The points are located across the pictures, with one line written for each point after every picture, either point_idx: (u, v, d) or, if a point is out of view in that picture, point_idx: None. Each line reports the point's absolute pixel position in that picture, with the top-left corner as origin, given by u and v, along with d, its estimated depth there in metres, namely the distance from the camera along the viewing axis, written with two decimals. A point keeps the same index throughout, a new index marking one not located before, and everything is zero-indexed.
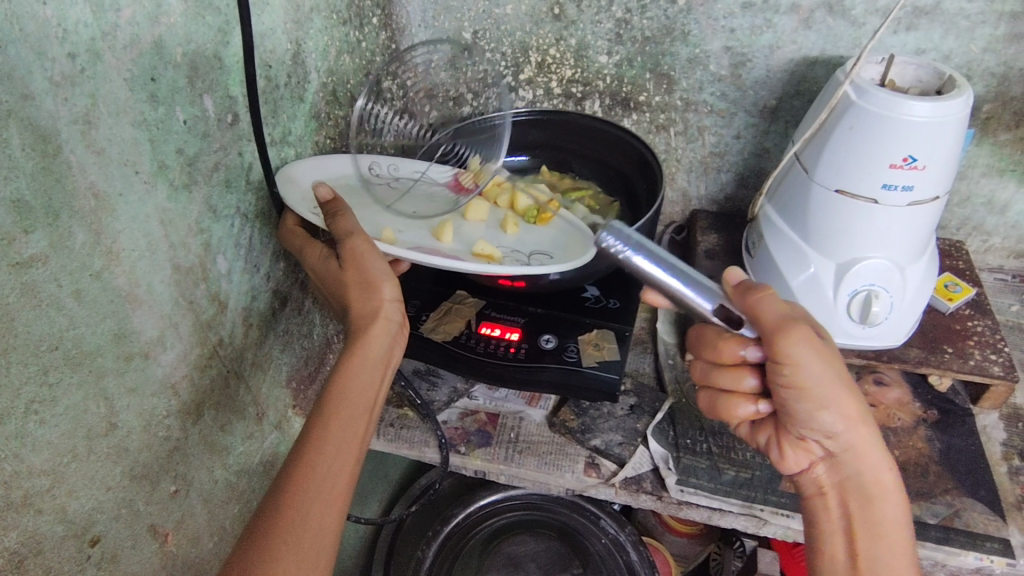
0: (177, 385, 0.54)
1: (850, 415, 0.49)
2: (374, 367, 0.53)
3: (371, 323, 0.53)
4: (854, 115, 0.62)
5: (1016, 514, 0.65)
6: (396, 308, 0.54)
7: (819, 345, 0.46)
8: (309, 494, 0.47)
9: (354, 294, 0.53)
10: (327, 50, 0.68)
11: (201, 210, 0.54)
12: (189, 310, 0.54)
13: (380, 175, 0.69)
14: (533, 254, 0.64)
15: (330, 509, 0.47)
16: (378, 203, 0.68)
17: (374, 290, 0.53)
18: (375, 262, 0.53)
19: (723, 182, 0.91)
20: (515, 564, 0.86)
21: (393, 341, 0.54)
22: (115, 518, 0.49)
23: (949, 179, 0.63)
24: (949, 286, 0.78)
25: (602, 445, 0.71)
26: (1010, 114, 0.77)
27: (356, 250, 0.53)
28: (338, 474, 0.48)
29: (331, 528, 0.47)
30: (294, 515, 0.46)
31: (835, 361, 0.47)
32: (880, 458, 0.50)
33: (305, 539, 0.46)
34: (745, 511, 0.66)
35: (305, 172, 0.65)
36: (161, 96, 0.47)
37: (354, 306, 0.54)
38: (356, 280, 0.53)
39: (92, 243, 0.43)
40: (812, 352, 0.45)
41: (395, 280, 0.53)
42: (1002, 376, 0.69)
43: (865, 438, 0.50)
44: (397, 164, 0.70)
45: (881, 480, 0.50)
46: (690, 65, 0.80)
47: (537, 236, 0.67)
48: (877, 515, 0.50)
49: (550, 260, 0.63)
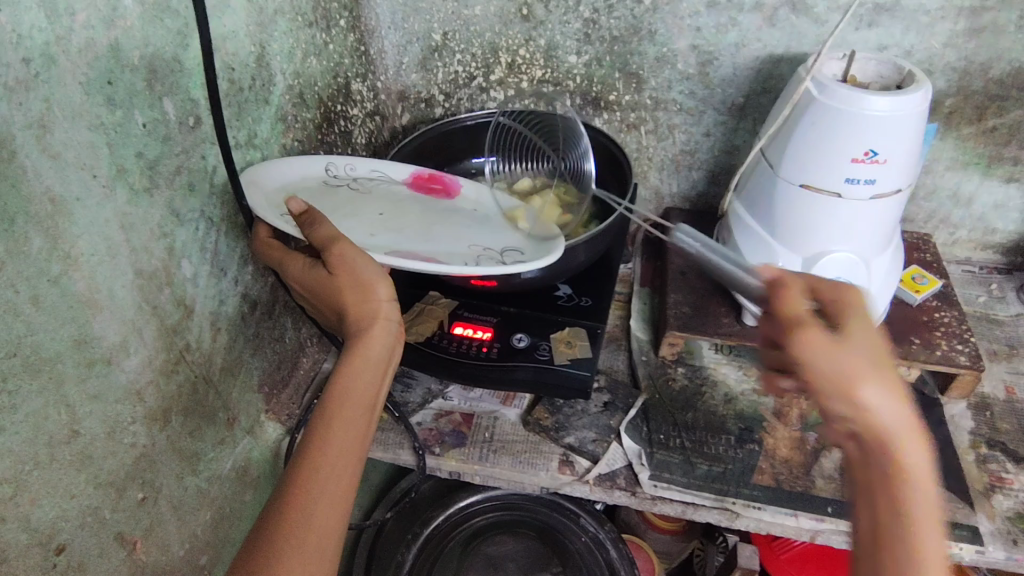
0: (143, 391, 0.53)
1: (877, 406, 0.39)
2: (375, 368, 0.52)
3: (370, 325, 0.53)
4: (816, 110, 0.63)
5: (984, 501, 0.66)
6: (394, 306, 0.53)
7: (830, 339, 0.41)
8: (312, 496, 0.46)
9: (351, 299, 0.52)
10: (293, 53, 0.68)
11: (163, 215, 0.53)
12: (154, 315, 0.53)
13: (338, 176, 0.69)
14: (505, 250, 0.63)
15: (334, 512, 0.47)
16: (344, 205, 0.65)
17: (370, 292, 0.52)
18: (367, 265, 0.52)
19: (694, 180, 0.92)
20: (494, 565, 0.85)
21: (393, 340, 0.54)
22: (81, 526, 0.49)
23: (910, 172, 0.64)
24: (916, 278, 0.79)
25: (575, 443, 0.71)
26: (972, 108, 0.78)
27: (346, 255, 0.52)
28: (339, 479, 0.48)
29: (337, 525, 0.47)
30: (293, 523, 0.45)
31: (841, 350, 0.41)
32: (915, 465, 0.38)
33: (307, 540, 0.45)
34: (718, 504, 0.66)
35: (266, 175, 0.63)
36: (119, 100, 0.47)
37: (351, 309, 0.53)
38: (350, 284, 0.52)
39: (49, 249, 0.43)
40: (808, 342, 0.42)
41: (390, 280, 0.53)
42: (968, 366, 0.70)
43: (898, 430, 0.39)
44: (353, 164, 0.70)
45: (926, 531, 0.37)
46: (658, 64, 0.81)
47: (508, 233, 0.66)
48: (900, 548, 0.37)
49: (523, 257, 0.62)
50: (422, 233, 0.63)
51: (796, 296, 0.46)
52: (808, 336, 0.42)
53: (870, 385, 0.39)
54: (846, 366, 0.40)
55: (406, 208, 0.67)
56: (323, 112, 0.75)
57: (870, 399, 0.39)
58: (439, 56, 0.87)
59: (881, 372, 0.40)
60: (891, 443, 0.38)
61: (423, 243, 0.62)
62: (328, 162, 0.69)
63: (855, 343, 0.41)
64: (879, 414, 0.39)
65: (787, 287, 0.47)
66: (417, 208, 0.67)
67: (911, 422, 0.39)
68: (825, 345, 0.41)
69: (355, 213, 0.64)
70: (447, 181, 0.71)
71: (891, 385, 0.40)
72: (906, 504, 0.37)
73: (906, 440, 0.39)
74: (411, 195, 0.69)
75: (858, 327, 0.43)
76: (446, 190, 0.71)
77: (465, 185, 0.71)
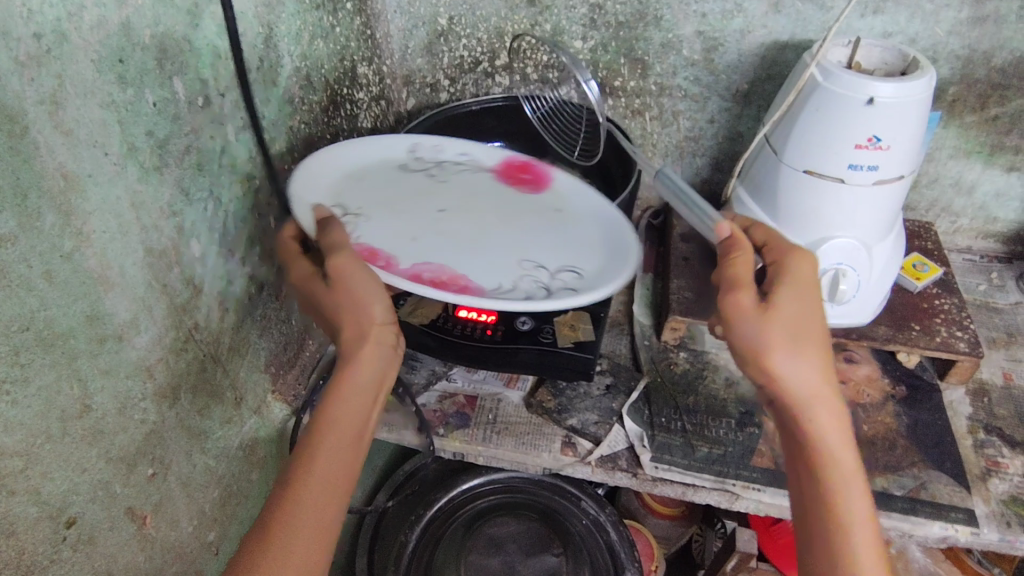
0: (152, 368, 0.54)
1: (806, 371, 0.50)
2: (367, 388, 0.52)
3: (362, 346, 0.52)
4: (821, 96, 0.63)
5: (981, 485, 0.67)
6: (389, 329, 0.53)
7: (762, 316, 0.50)
8: (298, 510, 0.46)
9: (344, 316, 0.53)
10: (300, 35, 0.68)
11: (173, 194, 0.54)
12: (163, 294, 0.54)
13: (425, 157, 0.75)
14: (561, 269, 0.64)
15: (319, 526, 0.46)
16: (415, 189, 0.71)
17: (365, 311, 0.52)
18: (362, 280, 0.53)
19: (698, 166, 0.92)
20: (496, 544, 0.86)
21: (387, 362, 0.53)
22: (92, 500, 0.50)
23: (913, 158, 0.65)
24: (917, 265, 0.80)
25: (578, 425, 0.72)
26: (975, 96, 0.78)
27: (341, 266, 0.52)
28: (323, 496, 0.47)
29: (322, 541, 0.46)
30: (276, 537, 0.45)
31: (770, 327, 0.49)
32: (831, 418, 0.50)
33: (291, 552, 0.45)
34: (718, 485, 0.67)
35: (346, 154, 0.71)
36: (130, 78, 0.47)
37: (346, 328, 0.53)
38: (346, 301, 0.53)
39: (61, 225, 0.43)
40: (745, 319, 0.50)
41: (387, 300, 0.53)
42: (968, 352, 0.70)
43: (812, 394, 0.50)
44: (443, 146, 0.76)
45: (843, 464, 0.49)
46: (663, 50, 0.81)
47: (571, 241, 0.67)
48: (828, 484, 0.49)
49: (577, 279, 0.63)
50: (481, 233, 0.67)
51: (744, 265, 0.51)
52: (744, 311, 0.50)
53: (789, 357, 0.49)
54: (773, 343, 0.49)
55: (476, 202, 0.70)
56: (330, 96, 0.76)
57: (786, 369, 0.49)
58: (445, 41, 0.87)
59: (802, 345, 0.50)
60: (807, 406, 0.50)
61: (468, 254, 0.64)
62: (416, 143, 0.75)
63: (779, 318, 0.50)
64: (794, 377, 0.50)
65: (741, 254, 0.52)
66: (489, 201, 0.71)
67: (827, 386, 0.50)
68: (757, 322, 0.50)
69: (418, 202, 0.69)
70: (538, 171, 0.75)
71: (806, 357, 0.50)
72: (827, 449, 0.50)
73: (822, 403, 0.50)
74: (497, 184, 0.73)
75: (788, 300, 0.50)
76: (535, 180, 0.74)
77: (556, 178, 0.74)
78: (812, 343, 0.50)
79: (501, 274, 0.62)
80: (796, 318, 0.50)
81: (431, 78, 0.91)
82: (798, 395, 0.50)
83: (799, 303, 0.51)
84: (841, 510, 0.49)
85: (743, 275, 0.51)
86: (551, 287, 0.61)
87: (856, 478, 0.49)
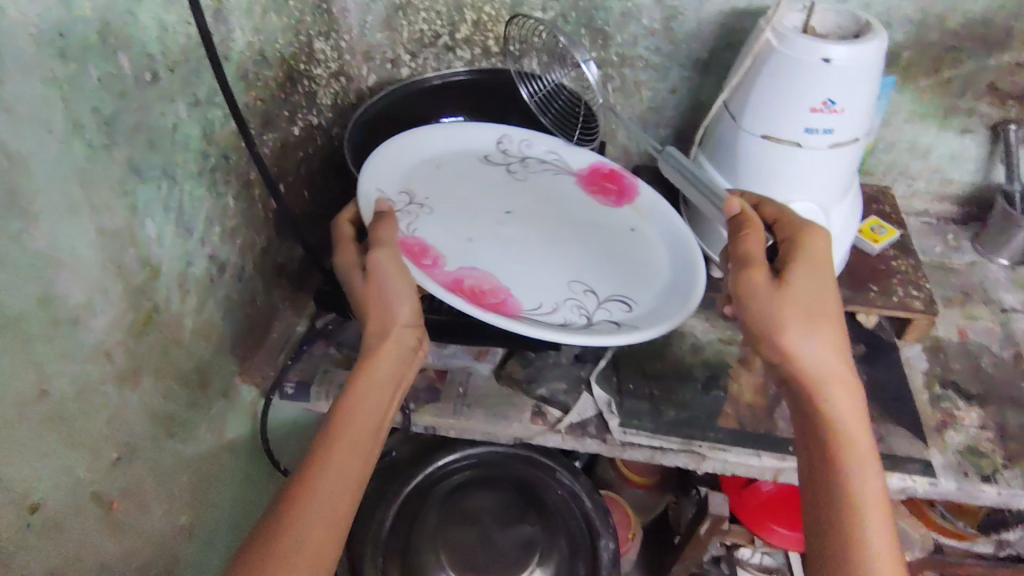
0: (111, 351, 0.53)
1: (817, 341, 0.53)
2: (387, 383, 0.57)
3: (382, 342, 0.58)
4: (777, 60, 0.63)
5: (936, 436, 0.70)
6: (410, 329, 0.59)
7: (773, 286, 0.54)
8: (321, 485, 0.50)
9: (373, 314, 0.58)
10: (252, 9, 0.67)
11: (124, 173, 0.53)
12: (119, 275, 0.53)
13: (509, 150, 0.80)
14: (611, 296, 0.66)
15: (341, 502, 0.50)
16: (492, 182, 0.77)
17: (392, 310, 0.58)
18: (396, 281, 0.57)
19: (661, 137, 0.93)
20: (472, 517, 0.87)
21: (403, 361, 0.59)
22: (55, 485, 0.49)
23: (867, 120, 0.66)
24: (874, 228, 0.82)
25: (547, 394, 0.73)
26: (928, 60, 0.80)
27: (378, 262, 0.56)
28: (343, 474, 0.51)
29: (343, 517, 0.50)
30: (301, 508, 0.49)
31: (779, 297, 0.54)
32: (839, 387, 0.53)
33: (315, 523, 0.49)
34: (685, 448, 0.68)
35: (426, 142, 0.78)
36: (72, 53, 0.46)
37: (371, 325, 0.58)
38: (375, 298, 0.58)
39: (7, 205, 0.42)
40: (757, 289, 0.54)
41: (414, 304, 0.59)
42: (923, 310, 0.73)
43: (820, 363, 0.53)
44: (531, 142, 0.81)
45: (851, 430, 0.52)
46: (623, 20, 0.81)
47: (633, 261, 0.70)
48: (836, 445, 0.52)
49: (626, 309, 0.65)
50: (536, 242, 0.70)
51: (755, 239, 0.56)
52: (755, 281, 0.54)
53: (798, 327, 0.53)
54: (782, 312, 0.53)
55: (548, 205, 0.75)
56: (286, 71, 0.74)
57: (796, 338, 0.53)
58: (404, 15, 0.86)
59: (812, 317, 0.54)
60: (816, 374, 0.54)
61: (521, 267, 0.67)
62: (504, 135, 0.81)
63: (789, 290, 0.54)
64: (805, 345, 0.54)
65: (751, 228, 0.56)
66: (563, 207, 0.75)
67: (836, 357, 0.54)
68: (769, 292, 0.54)
69: (489, 197, 0.75)
70: (624, 182, 0.78)
71: (817, 330, 0.54)
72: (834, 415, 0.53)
73: (830, 372, 0.54)
74: (576, 188, 0.78)
75: (800, 275, 0.55)
76: (621, 192, 0.77)
77: (640, 192, 0.76)
78: (822, 317, 0.54)
79: (544, 295, 0.65)
80: (806, 291, 0.54)
81: (391, 54, 0.90)
82: (808, 363, 0.54)
83: (810, 278, 0.55)
84: (846, 471, 0.51)
85: (753, 249, 0.55)
86: (592, 312, 0.64)
87: (864, 444, 0.52)
